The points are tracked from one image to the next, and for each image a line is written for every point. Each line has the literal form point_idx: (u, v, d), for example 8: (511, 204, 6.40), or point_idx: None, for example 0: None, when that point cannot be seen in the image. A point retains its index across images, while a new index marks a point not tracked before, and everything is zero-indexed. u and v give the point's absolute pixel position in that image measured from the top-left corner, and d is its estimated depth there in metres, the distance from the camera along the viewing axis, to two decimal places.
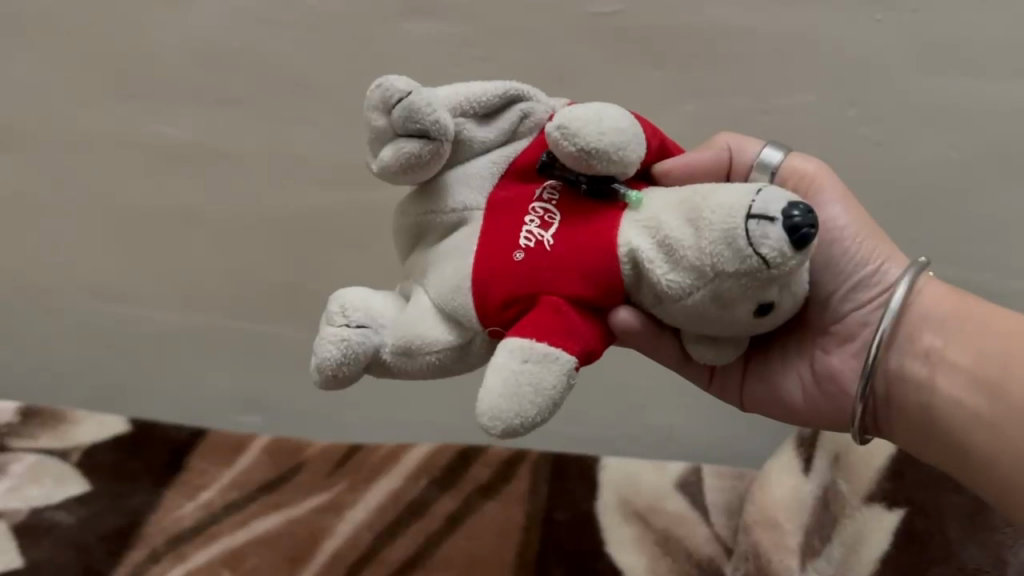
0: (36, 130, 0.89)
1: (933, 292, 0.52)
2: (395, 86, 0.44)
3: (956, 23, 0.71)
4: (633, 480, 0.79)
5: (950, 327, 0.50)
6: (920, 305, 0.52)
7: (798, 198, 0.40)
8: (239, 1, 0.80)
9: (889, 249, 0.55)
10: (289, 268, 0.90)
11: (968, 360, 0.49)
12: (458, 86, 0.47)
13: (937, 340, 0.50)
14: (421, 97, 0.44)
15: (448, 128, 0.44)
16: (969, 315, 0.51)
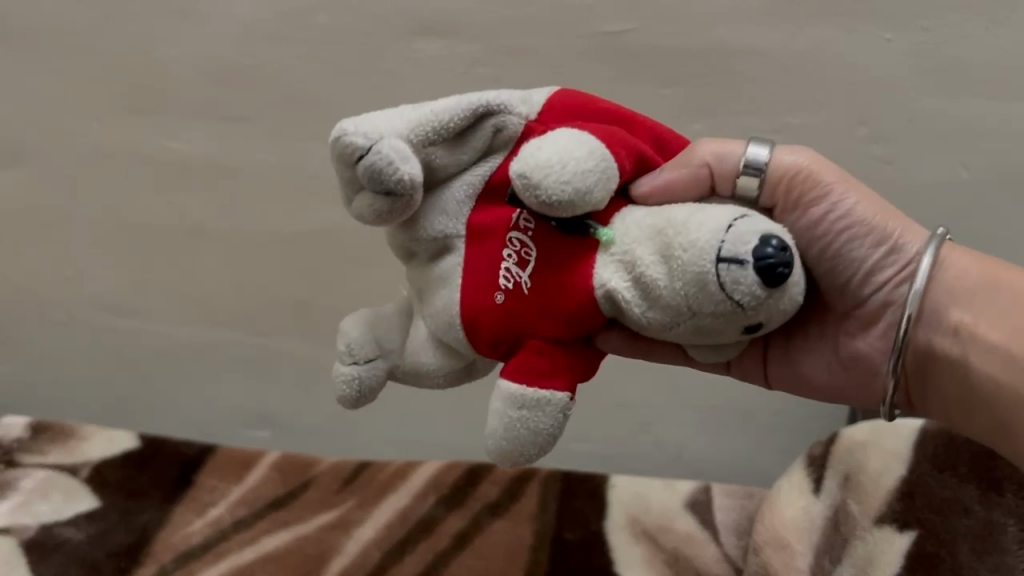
0: (47, 146, 0.89)
1: (957, 259, 0.51)
2: (355, 143, 0.41)
3: (969, 43, 0.71)
4: (643, 499, 0.79)
5: (978, 299, 0.50)
6: (942, 279, 0.51)
7: (769, 230, 0.39)
8: (248, 19, 0.80)
9: (902, 221, 0.53)
10: (297, 285, 0.90)
11: (1002, 335, 0.48)
12: (424, 106, 0.43)
13: (965, 314, 0.50)
14: (384, 155, 0.40)
15: (417, 181, 0.41)
16: (996, 288, 0.50)
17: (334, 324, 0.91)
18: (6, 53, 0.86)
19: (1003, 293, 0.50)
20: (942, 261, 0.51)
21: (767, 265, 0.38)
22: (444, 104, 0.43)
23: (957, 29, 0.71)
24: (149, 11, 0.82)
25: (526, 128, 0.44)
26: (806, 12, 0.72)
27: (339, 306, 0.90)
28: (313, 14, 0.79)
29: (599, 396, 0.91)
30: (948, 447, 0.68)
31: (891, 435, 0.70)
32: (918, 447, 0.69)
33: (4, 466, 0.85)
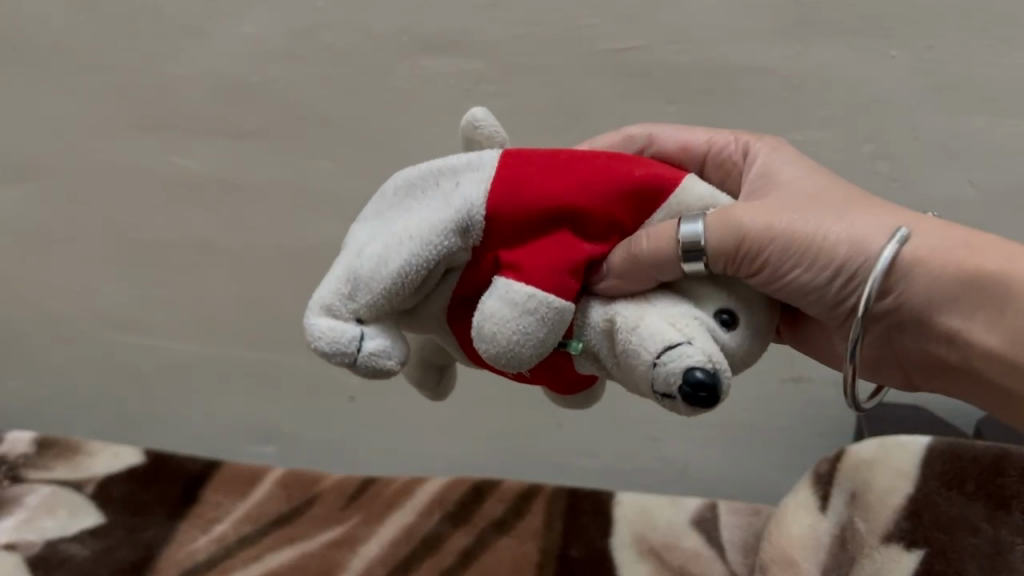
0: (54, 162, 0.90)
1: (928, 258, 0.45)
2: (335, 358, 0.39)
3: (973, 60, 0.71)
4: (650, 516, 0.78)
5: (963, 302, 0.44)
6: (913, 292, 0.45)
7: (695, 353, 0.36)
8: (254, 37, 0.81)
9: (856, 233, 0.46)
10: (301, 302, 0.90)
11: (995, 338, 0.44)
12: (371, 278, 0.39)
13: (954, 322, 0.45)
14: (374, 357, 0.39)
15: (404, 353, 0.41)
16: (980, 285, 0.44)
17: None
18: (16, 71, 0.87)
19: (989, 286, 0.44)
20: (911, 274, 0.45)
21: (693, 387, 0.36)
22: (393, 262, 0.39)
23: (963, 47, 0.71)
24: (155, 28, 0.82)
25: (477, 250, 0.41)
26: (811, 29, 0.72)
27: None
28: (319, 32, 0.79)
29: (605, 413, 0.91)
30: (955, 465, 0.67)
31: (898, 450, 0.69)
32: (926, 465, 0.68)
33: (10, 481, 0.86)
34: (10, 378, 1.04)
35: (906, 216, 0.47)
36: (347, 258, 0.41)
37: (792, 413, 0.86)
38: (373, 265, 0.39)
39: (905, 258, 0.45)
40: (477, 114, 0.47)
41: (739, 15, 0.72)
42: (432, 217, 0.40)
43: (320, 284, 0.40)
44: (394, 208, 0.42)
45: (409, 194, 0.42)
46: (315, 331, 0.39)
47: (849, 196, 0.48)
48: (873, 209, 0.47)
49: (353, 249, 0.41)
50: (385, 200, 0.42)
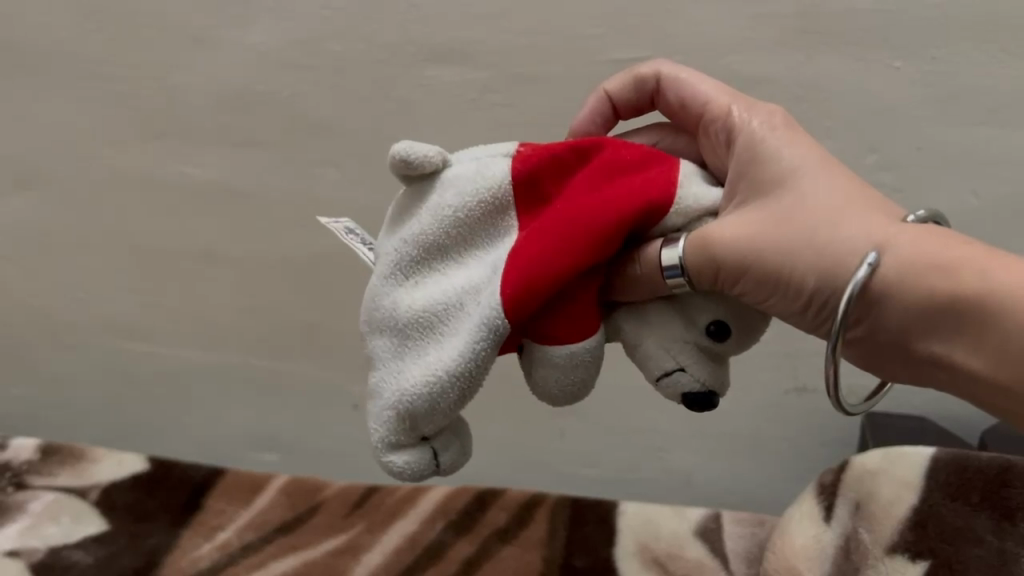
0: (60, 171, 0.90)
1: (901, 278, 0.40)
2: (415, 479, 0.44)
3: (976, 72, 0.71)
4: (653, 526, 0.78)
5: (944, 322, 0.40)
6: (889, 314, 0.41)
7: (688, 376, 0.41)
8: (261, 46, 0.81)
9: (831, 253, 0.42)
10: (305, 310, 0.91)
11: (980, 360, 0.39)
12: (428, 416, 0.43)
13: (938, 346, 0.41)
14: (448, 460, 0.45)
15: (467, 440, 0.46)
16: (958, 307, 0.39)
17: (344, 347, 0.92)
18: (24, 78, 0.87)
19: (968, 308, 0.39)
20: (883, 299, 0.41)
21: (693, 400, 0.42)
22: (440, 399, 0.42)
23: (966, 58, 0.71)
24: (162, 37, 0.83)
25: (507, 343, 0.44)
26: (816, 40, 0.72)
27: (348, 330, 0.91)
28: (327, 41, 0.80)
29: (609, 422, 0.92)
30: (960, 476, 0.67)
31: (904, 462, 0.69)
32: (930, 476, 0.68)
33: (14, 487, 0.86)
34: (15, 386, 1.04)
35: (883, 228, 0.42)
36: (386, 392, 0.43)
37: (796, 424, 0.86)
38: (419, 403, 0.42)
39: (878, 279, 0.41)
40: (403, 148, 0.44)
41: (745, 26, 0.73)
42: (462, 346, 0.42)
43: (373, 416, 0.44)
44: (413, 323, 0.43)
45: (425, 310, 0.43)
46: (394, 465, 0.44)
47: (830, 194, 0.43)
48: (849, 218, 0.42)
49: (390, 378, 0.43)
50: (400, 315, 0.44)
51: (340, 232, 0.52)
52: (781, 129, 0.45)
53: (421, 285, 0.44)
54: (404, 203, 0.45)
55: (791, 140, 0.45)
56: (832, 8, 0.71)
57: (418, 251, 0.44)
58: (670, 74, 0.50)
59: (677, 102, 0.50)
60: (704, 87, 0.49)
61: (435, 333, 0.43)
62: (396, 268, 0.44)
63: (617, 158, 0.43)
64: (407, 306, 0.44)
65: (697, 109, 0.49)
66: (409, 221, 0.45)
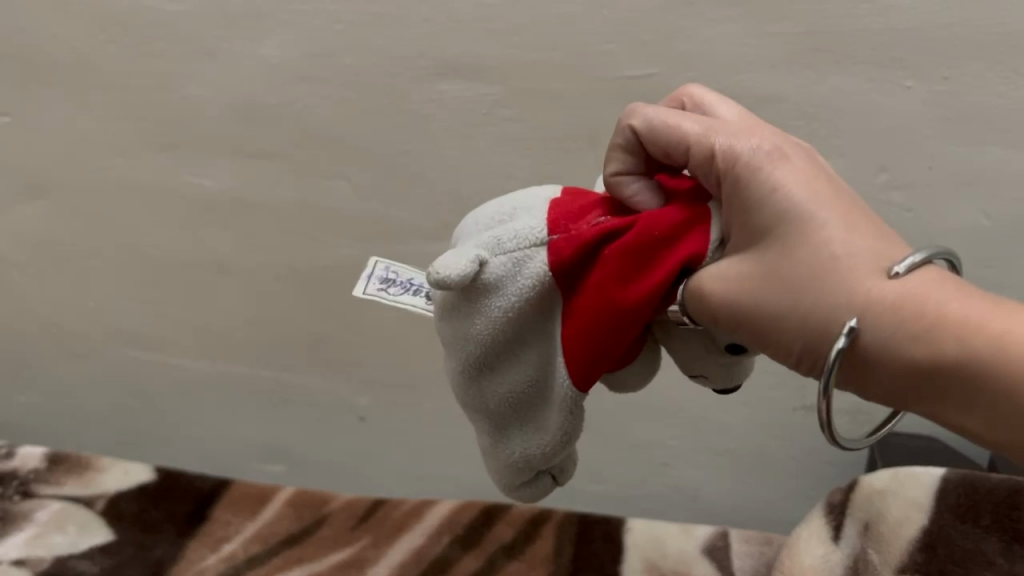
0: (70, 181, 0.90)
1: (887, 342, 0.38)
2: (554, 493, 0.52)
3: (988, 92, 0.71)
4: (659, 543, 0.78)
5: (937, 387, 0.38)
6: (879, 376, 0.39)
7: (710, 383, 0.47)
8: (271, 57, 0.81)
9: (816, 314, 0.40)
10: (316, 321, 0.91)
11: (979, 423, 0.37)
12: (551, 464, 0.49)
13: (926, 406, 0.39)
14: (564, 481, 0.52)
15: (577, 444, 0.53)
16: (943, 370, 0.37)
17: (353, 358, 0.93)
18: (31, 87, 0.87)
19: (951, 370, 0.37)
20: (865, 360, 0.39)
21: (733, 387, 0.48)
22: (549, 462, 0.48)
23: (978, 79, 0.71)
24: (171, 47, 0.82)
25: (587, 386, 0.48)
26: (828, 59, 0.72)
27: (357, 342, 0.92)
28: (337, 55, 0.79)
29: (616, 438, 0.91)
30: (970, 497, 0.67)
31: (912, 482, 0.68)
32: (939, 496, 0.67)
33: (20, 496, 0.86)
34: (21, 394, 1.05)
35: (867, 286, 0.39)
36: (501, 460, 0.49)
37: (803, 442, 0.86)
38: (534, 465, 0.48)
39: (864, 342, 0.39)
40: (438, 278, 0.43)
41: (758, 43, 0.72)
42: (556, 419, 0.46)
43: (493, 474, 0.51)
44: (506, 407, 0.48)
45: (510, 391, 0.47)
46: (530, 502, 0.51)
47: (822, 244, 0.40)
48: (835, 275, 0.39)
49: (500, 449, 0.49)
50: (491, 403, 0.48)
51: (380, 291, 0.55)
52: (768, 168, 0.41)
53: (499, 375, 0.47)
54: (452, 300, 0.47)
55: (783, 179, 0.41)
56: (846, 27, 0.71)
57: (490, 351, 0.46)
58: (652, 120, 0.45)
59: (662, 153, 0.45)
60: (681, 124, 0.44)
61: (528, 411, 0.48)
62: (473, 366, 0.47)
63: (649, 228, 0.43)
64: (496, 396, 0.48)
65: (682, 151, 0.44)
66: (471, 322, 0.46)
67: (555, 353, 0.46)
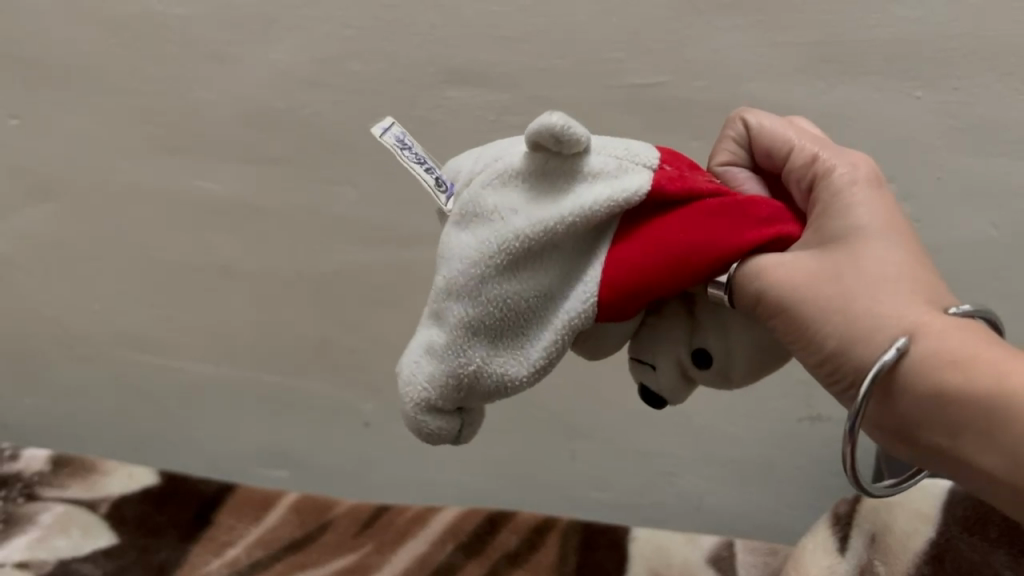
0: (78, 183, 0.91)
1: (922, 368, 0.40)
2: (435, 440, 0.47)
3: (997, 104, 0.71)
4: (663, 552, 0.78)
5: (953, 420, 0.38)
6: (904, 402, 0.40)
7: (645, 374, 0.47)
8: (279, 62, 0.81)
9: (858, 322, 0.42)
10: (322, 326, 0.91)
11: (987, 460, 0.37)
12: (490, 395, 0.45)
13: (941, 438, 0.39)
14: (468, 431, 0.47)
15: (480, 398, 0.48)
16: (966, 403, 0.38)
17: (358, 362, 0.93)
18: (41, 90, 0.87)
19: (976, 403, 0.38)
20: (895, 382, 0.41)
21: (651, 403, 0.48)
22: (495, 390, 0.45)
23: (987, 90, 0.70)
24: (180, 52, 0.82)
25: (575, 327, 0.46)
26: (837, 69, 0.72)
27: (362, 346, 0.92)
28: (347, 60, 0.79)
29: (621, 445, 0.91)
30: (977, 510, 0.66)
31: (919, 493, 0.68)
32: (947, 508, 0.67)
33: (24, 498, 0.86)
34: (26, 396, 1.05)
35: (919, 312, 0.41)
36: (455, 363, 0.44)
37: (809, 452, 0.86)
38: (489, 382, 0.44)
39: (905, 360, 0.40)
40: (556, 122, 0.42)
41: (767, 53, 0.72)
42: (550, 342, 0.44)
43: (415, 376, 0.44)
44: (495, 314, 0.43)
45: (521, 295, 0.43)
46: (430, 427, 0.45)
47: (883, 263, 0.43)
48: (893, 294, 0.42)
49: (461, 352, 0.43)
50: (485, 301, 0.43)
51: (395, 147, 0.48)
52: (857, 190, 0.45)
53: (519, 275, 0.43)
54: (524, 174, 0.44)
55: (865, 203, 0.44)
56: (856, 36, 0.71)
57: (529, 245, 0.43)
58: (762, 120, 0.50)
59: (767, 155, 0.50)
60: (787, 132, 0.49)
61: (512, 329, 0.44)
62: (502, 249, 0.43)
63: (754, 201, 0.44)
64: (500, 294, 0.43)
65: (781, 155, 0.49)
66: (531, 202, 0.43)
67: (588, 276, 0.44)
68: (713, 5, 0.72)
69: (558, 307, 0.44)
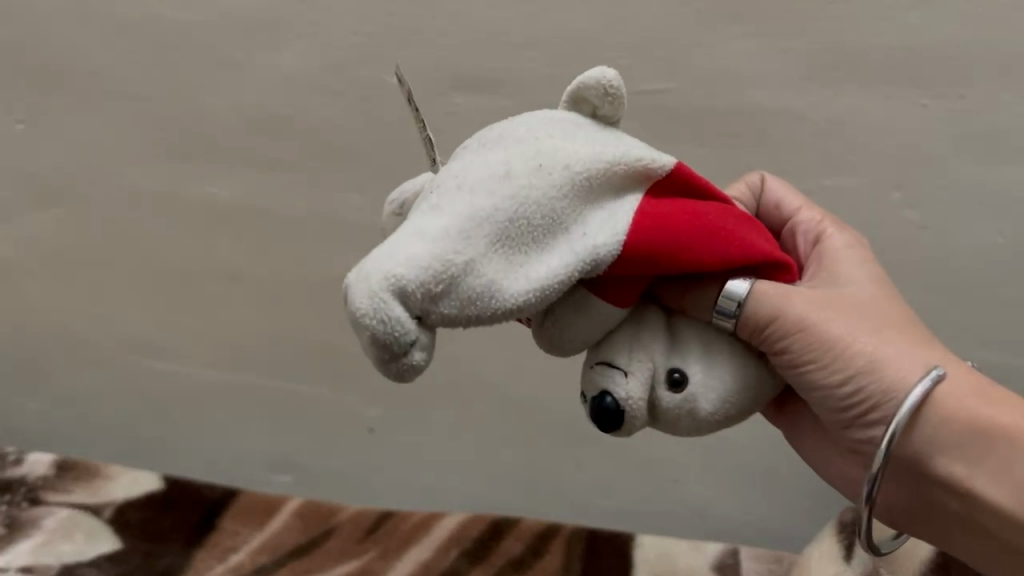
0: (84, 188, 0.91)
1: (952, 401, 0.46)
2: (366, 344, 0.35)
3: (1005, 112, 0.71)
4: (668, 559, 0.78)
5: (973, 448, 0.46)
6: (930, 430, 0.46)
7: (611, 379, 0.40)
8: (287, 68, 0.81)
9: (887, 349, 0.47)
10: (327, 331, 0.92)
11: (998, 483, 0.45)
12: (464, 304, 0.36)
13: (955, 468, 0.46)
14: (416, 359, 0.35)
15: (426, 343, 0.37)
16: (991, 432, 0.45)
17: (363, 367, 0.93)
18: (50, 96, 0.87)
19: (997, 433, 0.45)
20: (927, 410, 0.46)
21: (598, 418, 0.41)
22: (477, 298, 0.36)
23: (994, 98, 0.70)
24: (188, 57, 0.83)
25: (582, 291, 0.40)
26: (844, 76, 0.72)
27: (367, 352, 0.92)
28: (354, 66, 0.80)
29: (626, 452, 0.92)
30: None
31: None
32: None
33: (29, 503, 0.85)
34: (31, 400, 1.05)
35: (934, 349, 0.48)
36: (449, 245, 0.35)
37: None
38: (476, 283, 0.36)
39: (936, 390, 0.46)
40: (609, 74, 0.42)
41: (774, 61, 0.73)
42: (558, 263, 0.37)
43: (388, 254, 0.35)
44: (511, 213, 0.37)
45: (543, 201, 0.38)
46: (387, 307, 0.34)
47: (893, 309, 0.50)
48: (911, 332, 0.48)
49: (459, 237, 0.36)
50: (503, 194, 0.37)
51: None
52: (858, 250, 0.54)
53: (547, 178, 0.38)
54: (562, 118, 0.42)
55: (869, 264, 0.53)
56: (862, 44, 0.71)
57: (562, 164, 0.38)
58: (776, 180, 0.62)
59: (777, 203, 0.60)
60: (801, 198, 0.60)
61: (517, 241, 0.37)
62: (534, 155, 0.39)
63: (761, 225, 0.45)
64: (523, 190, 0.37)
65: (791, 209, 0.59)
66: (567, 136, 0.40)
67: (611, 217, 0.39)
68: (720, 13, 0.72)
69: (572, 233, 0.38)
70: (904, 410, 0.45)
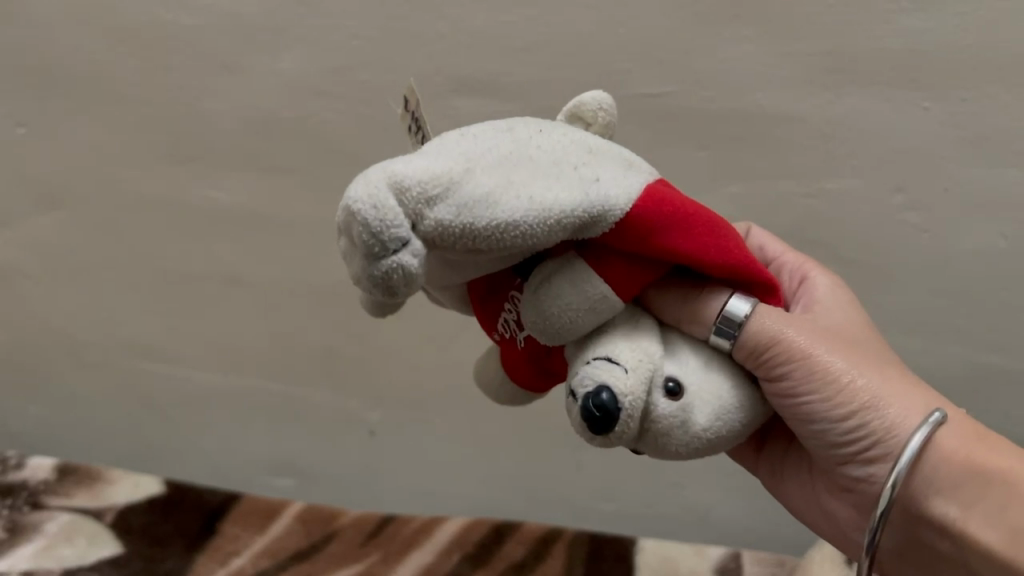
0: (84, 193, 0.91)
1: (951, 446, 0.46)
2: (358, 235, 0.32)
3: (1006, 114, 0.70)
4: (670, 563, 0.78)
5: (970, 492, 0.45)
6: (927, 472, 0.46)
7: (608, 376, 0.38)
8: (286, 73, 0.81)
9: (887, 384, 0.48)
10: (328, 336, 0.92)
11: (993, 527, 0.45)
12: (461, 211, 0.34)
13: (950, 509, 0.46)
14: (409, 257, 0.33)
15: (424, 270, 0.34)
16: (989, 478, 0.45)
17: (364, 371, 0.93)
18: (50, 100, 0.87)
19: (994, 480, 0.45)
20: (927, 452, 0.46)
21: (590, 417, 0.38)
22: (476, 208, 0.34)
23: (995, 101, 0.70)
24: (187, 61, 0.83)
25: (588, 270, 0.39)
26: (846, 79, 0.72)
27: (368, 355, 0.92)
28: (354, 70, 0.80)
29: (627, 455, 0.92)
30: None
31: None
32: None
33: (30, 507, 0.85)
34: (31, 404, 1.05)
35: (931, 393, 0.49)
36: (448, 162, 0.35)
37: None
38: (476, 193, 0.35)
39: (937, 435, 0.46)
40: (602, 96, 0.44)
41: (775, 64, 0.73)
42: (562, 190, 0.36)
43: (387, 161, 0.35)
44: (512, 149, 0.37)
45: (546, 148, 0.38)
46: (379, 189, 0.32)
47: (889, 356, 0.51)
48: (908, 375, 0.49)
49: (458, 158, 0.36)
50: (505, 140, 0.38)
51: None
52: (849, 304, 0.56)
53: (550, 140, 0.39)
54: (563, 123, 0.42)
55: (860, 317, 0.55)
56: (863, 47, 0.71)
57: (560, 132, 0.40)
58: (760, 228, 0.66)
59: (760, 247, 0.64)
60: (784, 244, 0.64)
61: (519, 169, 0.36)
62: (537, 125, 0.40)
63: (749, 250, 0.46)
64: (525, 140, 0.38)
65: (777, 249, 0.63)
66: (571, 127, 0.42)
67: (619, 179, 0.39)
68: (721, 15, 0.72)
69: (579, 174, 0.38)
70: (906, 452, 0.45)
